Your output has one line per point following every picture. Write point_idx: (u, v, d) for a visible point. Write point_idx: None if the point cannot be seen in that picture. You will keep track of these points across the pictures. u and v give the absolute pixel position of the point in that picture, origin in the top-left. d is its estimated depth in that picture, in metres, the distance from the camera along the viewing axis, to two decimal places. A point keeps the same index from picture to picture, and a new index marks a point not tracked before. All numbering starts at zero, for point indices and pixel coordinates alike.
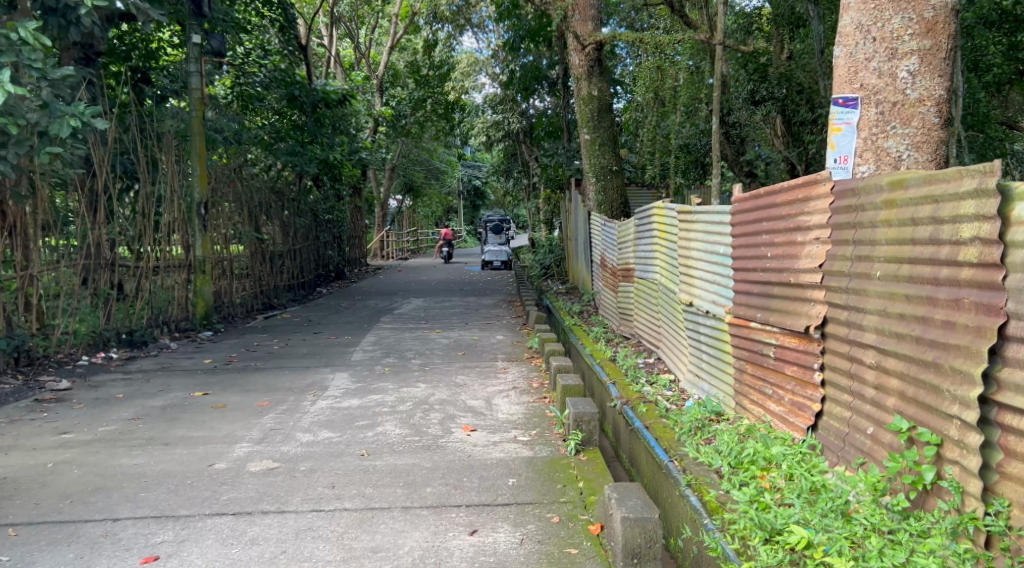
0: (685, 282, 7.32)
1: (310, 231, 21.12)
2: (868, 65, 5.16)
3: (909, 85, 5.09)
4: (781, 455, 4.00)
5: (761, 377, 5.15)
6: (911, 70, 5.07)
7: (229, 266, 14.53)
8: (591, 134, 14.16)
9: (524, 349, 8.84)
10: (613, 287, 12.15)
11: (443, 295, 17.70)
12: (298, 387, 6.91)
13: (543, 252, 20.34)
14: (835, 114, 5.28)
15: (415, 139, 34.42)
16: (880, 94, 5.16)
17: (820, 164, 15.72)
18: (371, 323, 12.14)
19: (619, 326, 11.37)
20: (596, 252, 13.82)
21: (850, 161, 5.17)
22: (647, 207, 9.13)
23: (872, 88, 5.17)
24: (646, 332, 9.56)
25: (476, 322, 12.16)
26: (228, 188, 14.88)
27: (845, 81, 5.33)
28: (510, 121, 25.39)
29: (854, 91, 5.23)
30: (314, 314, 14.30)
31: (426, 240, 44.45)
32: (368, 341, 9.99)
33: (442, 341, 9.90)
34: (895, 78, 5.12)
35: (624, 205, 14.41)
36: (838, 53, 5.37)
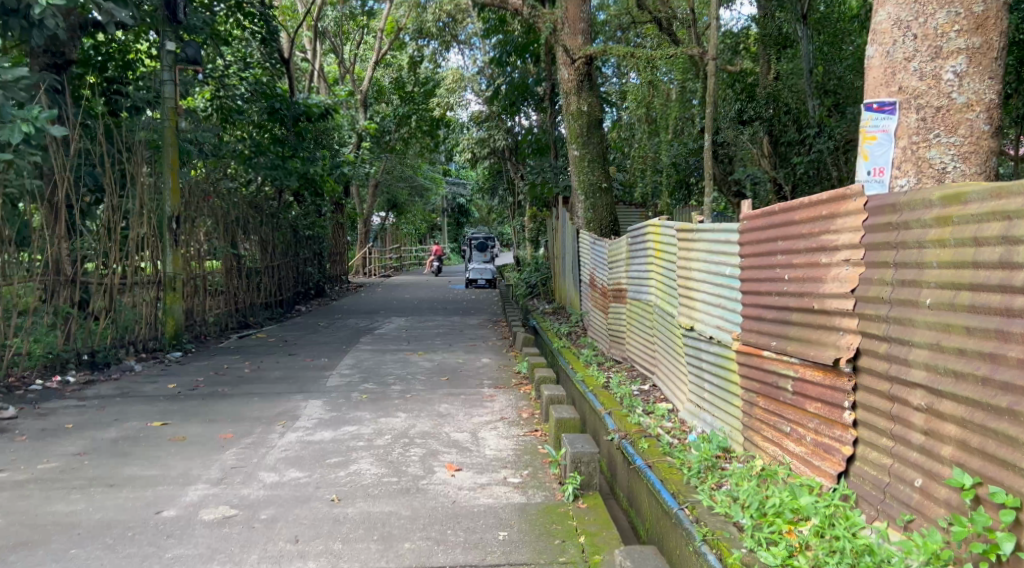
0: (684, 305, 6.84)
1: (290, 247, 20.55)
2: (908, 65, 4.87)
3: (955, 88, 4.78)
4: (811, 507, 3.52)
5: (775, 412, 4.68)
6: (958, 72, 4.76)
7: (202, 283, 13.93)
8: (581, 150, 13.71)
9: (511, 374, 8.32)
10: (603, 308, 11.67)
11: (426, 314, 17.16)
12: (266, 417, 6.36)
13: (529, 271, 19.87)
14: (869, 121, 5.03)
15: (399, 155, 33.96)
16: (921, 98, 4.85)
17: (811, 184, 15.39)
18: (350, 345, 11.59)
19: (610, 349, 10.88)
20: (585, 271, 13.36)
21: (886, 173, 4.90)
22: (642, 224, 8.67)
23: (912, 92, 4.88)
24: (640, 357, 9.07)
25: (460, 344, 11.62)
26: (204, 203, 14.33)
27: (882, 84, 5.03)
28: (496, 138, 25.08)
29: (891, 95, 4.95)
30: (291, 334, 13.71)
31: (409, 257, 43.89)
32: (346, 365, 9.44)
33: (424, 364, 9.37)
34: (940, 80, 4.81)
35: (613, 223, 13.94)
36: (873, 52, 5.10)
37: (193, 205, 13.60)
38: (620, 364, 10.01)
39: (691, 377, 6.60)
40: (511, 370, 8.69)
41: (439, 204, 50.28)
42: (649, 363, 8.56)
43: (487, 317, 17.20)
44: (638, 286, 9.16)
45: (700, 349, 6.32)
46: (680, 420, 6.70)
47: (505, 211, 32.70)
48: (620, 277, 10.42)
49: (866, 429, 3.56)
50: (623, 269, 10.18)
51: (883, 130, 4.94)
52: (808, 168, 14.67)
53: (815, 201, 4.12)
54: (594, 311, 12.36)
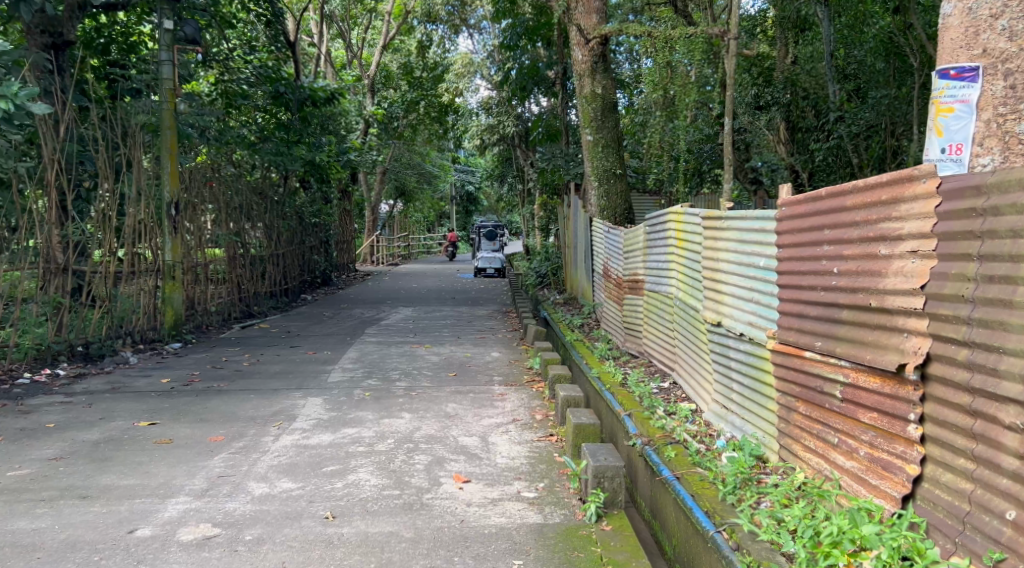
0: (709, 298, 6.40)
1: (295, 235, 20.11)
2: (996, 24, 4.53)
3: None
4: (877, 537, 3.17)
5: (819, 419, 4.26)
6: None
7: (203, 271, 13.52)
8: (594, 134, 13.20)
9: (521, 370, 7.87)
10: (618, 299, 11.18)
11: (433, 304, 16.71)
12: (261, 416, 5.93)
13: (539, 260, 19.39)
14: (944, 90, 4.55)
15: (407, 142, 33.44)
16: (1011, 62, 4.49)
17: (830, 172, 14.86)
18: (355, 337, 11.15)
19: (625, 342, 10.43)
20: (598, 261, 12.88)
21: (963, 150, 4.40)
22: (661, 211, 8.21)
23: (1001, 54, 4.52)
24: (658, 352, 8.62)
25: (470, 336, 11.17)
26: (206, 188, 13.89)
27: (962, 46, 4.70)
28: (506, 124, 24.56)
29: (974, 61, 4.55)
30: (294, 324, 13.28)
31: (417, 246, 43.41)
32: (349, 358, 9.00)
33: (431, 358, 8.92)
34: None
35: (627, 210, 13.45)
36: (950, 12, 4.79)
37: (195, 191, 13.15)
38: (636, 358, 9.55)
39: (718, 376, 6.17)
40: (522, 365, 8.24)
41: (448, 192, 49.76)
42: (668, 359, 8.12)
43: (497, 307, 16.73)
44: (656, 277, 8.69)
45: (729, 345, 5.88)
46: (705, 421, 6.27)
47: (514, 199, 32.19)
48: (636, 267, 9.95)
49: (935, 447, 3.23)
50: (640, 258, 9.72)
51: (962, 100, 4.46)
52: (828, 154, 14.17)
53: (870, 184, 3.72)
54: (607, 302, 11.89)
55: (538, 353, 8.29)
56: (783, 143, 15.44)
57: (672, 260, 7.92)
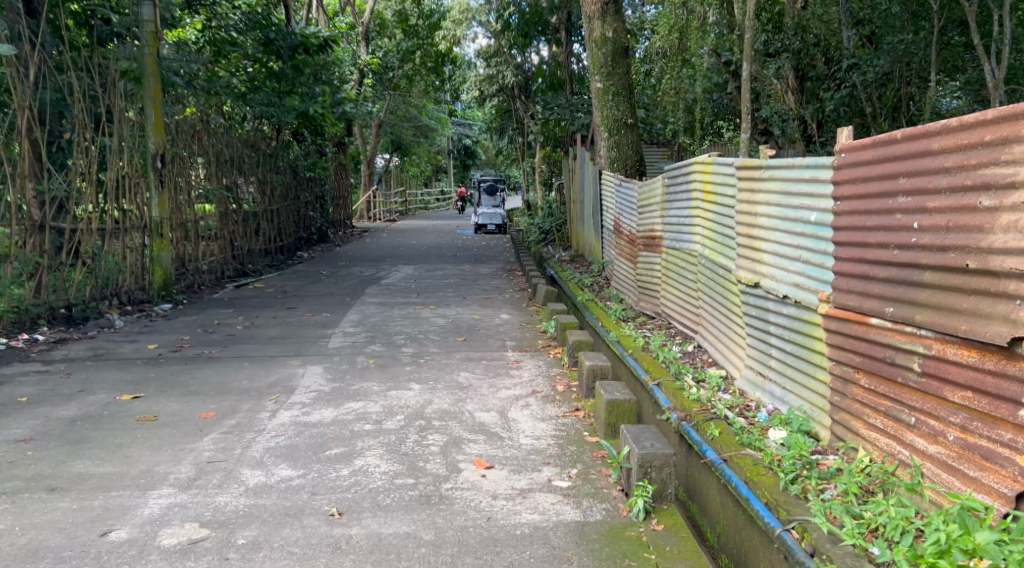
0: (744, 257, 5.86)
1: (289, 190, 19.49)
2: None
3: None
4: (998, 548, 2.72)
5: (886, 397, 3.77)
6: None
7: (195, 229, 12.99)
8: (604, 81, 12.61)
9: (537, 334, 7.37)
10: (631, 257, 10.65)
11: (435, 262, 16.17)
12: (256, 388, 5.41)
13: (542, 216, 18.82)
14: None
15: (404, 94, 32.58)
16: None
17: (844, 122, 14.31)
18: (355, 297, 10.61)
19: (640, 301, 9.92)
20: (608, 216, 12.36)
21: None
22: (686, 162, 7.63)
23: None
24: (678, 313, 8.10)
25: (476, 296, 10.65)
26: (196, 140, 13.34)
27: None
28: (505, 74, 23.88)
29: None
30: (290, 283, 12.74)
31: (415, 201, 42.70)
32: (351, 321, 8.47)
33: (438, 321, 8.39)
34: None
35: (639, 162, 12.89)
36: None
37: (184, 144, 12.64)
38: (653, 318, 9.04)
39: (754, 341, 5.67)
40: (536, 327, 7.73)
41: (446, 145, 48.90)
42: (691, 321, 7.59)
43: (500, 264, 16.20)
44: (677, 233, 8.13)
45: (769, 308, 5.36)
46: (739, 390, 5.77)
47: (514, 152, 31.48)
48: (653, 223, 9.38)
49: None
50: (657, 213, 9.16)
51: None
52: (840, 103, 13.64)
53: (967, 123, 3.27)
54: (619, 259, 11.35)
55: (552, 317, 7.76)
56: (793, 92, 14.72)
57: (697, 215, 7.35)
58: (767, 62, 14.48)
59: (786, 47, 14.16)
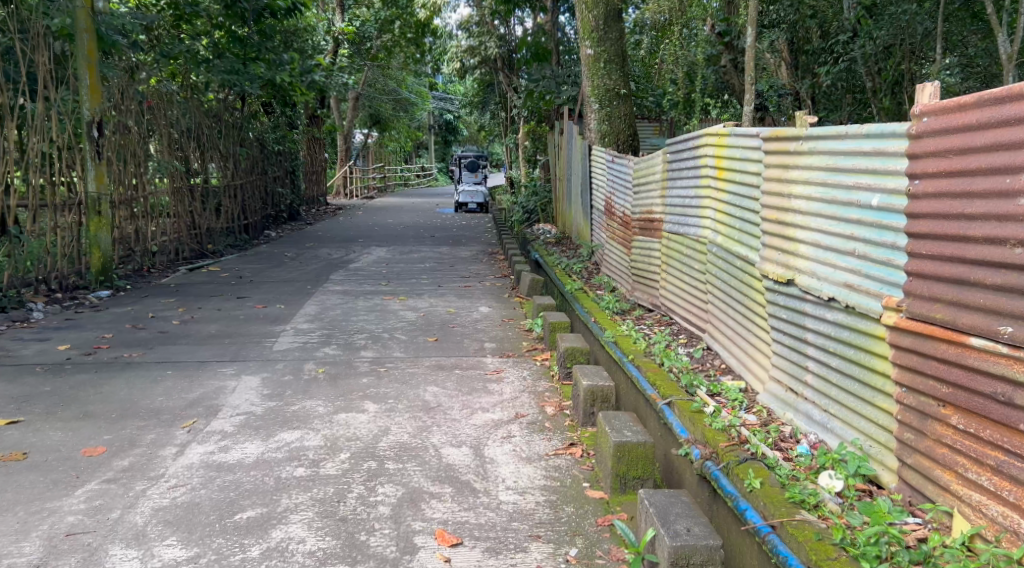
0: (771, 247, 4.84)
1: (255, 165, 18.31)
2: None
3: None
4: None
5: (996, 446, 2.88)
6: None
7: (145, 205, 11.97)
8: (595, 48, 11.59)
9: (522, 332, 6.39)
10: (625, 241, 9.65)
11: (410, 243, 15.08)
12: (169, 408, 4.36)
13: (525, 194, 17.73)
14: None
15: (382, 65, 31.19)
16: None
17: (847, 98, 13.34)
18: (317, 284, 9.53)
19: (636, 290, 8.88)
20: (598, 195, 11.36)
21: None
22: (695, 134, 6.59)
23: None
24: (682, 307, 7.07)
25: (452, 284, 9.59)
26: (147, 107, 12.24)
27: None
28: (487, 45, 22.71)
29: None
30: (248, 267, 11.62)
31: (394, 178, 41.35)
32: (307, 314, 7.40)
33: (407, 315, 7.34)
34: None
35: (632, 137, 11.82)
36: None
37: (134, 113, 11.56)
38: (651, 313, 8.02)
39: (783, 351, 4.67)
40: (520, 324, 6.72)
41: (426, 120, 47.47)
42: (699, 317, 6.56)
43: (480, 247, 15.12)
44: (682, 216, 7.10)
45: (806, 310, 4.36)
46: (764, 408, 4.75)
47: (496, 128, 30.24)
48: (652, 204, 8.34)
49: None
50: (657, 193, 8.12)
51: None
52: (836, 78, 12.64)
53: None
54: (613, 244, 10.30)
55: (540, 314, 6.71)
56: (787, 65, 14.26)
57: (707, 196, 6.32)
58: (763, 34, 13.62)
59: (782, 18, 13.14)
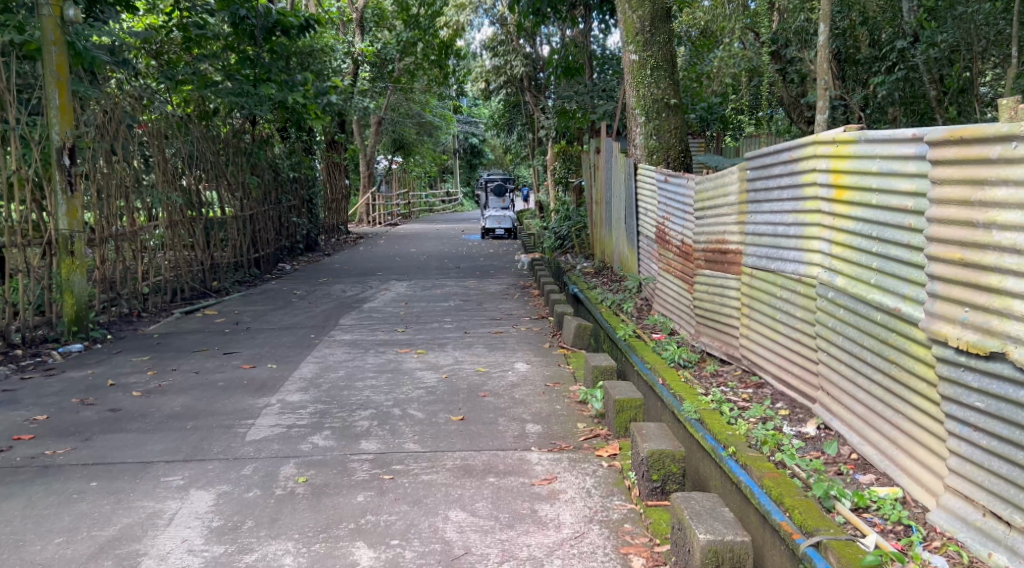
0: (947, 297, 3.43)
1: (268, 192, 17.08)
2: None
3: None
4: None
5: None
6: None
7: (137, 241, 10.71)
8: (640, 53, 10.18)
9: (575, 407, 4.90)
10: (685, 276, 8.20)
11: (434, 276, 13.68)
12: (63, 562, 3.12)
13: (558, 220, 16.34)
14: None
15: (404, 88, 30.08)
16: None
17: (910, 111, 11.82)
18: (323, 332, 8.15)
19: (703, 335, 7.38)
20: (648, 220, 9.89)
21: None
22: (797, 143, 5.12)
23: None
24: (773, 362, 5.61)
25: (480, 329, 8.13)
26: (139, 130, 11.02)
27: None
28: (513, 64, 21.46)
29: None
30: (248, 309, 10.25)
31: (419, 204, 40.15)
32: (302, 378, 5.97)
33: (425, 379, 5.89)
34: None
35: (684, 152, 10.38)
36: None
37: (122, 138, 10.32)
38: (727, 366, 6.53)
39: (971, 452, 3.30)
40: (570, 392, 5.27)
41: (451, 144, 46.30)
42: (807, 381, 5.07)
43: (510, 278, 13.68)
44: (773, 247, 5.63)
45: None
46: (947, 536, 3.33)
47: (523, 150, 28.96)
48: (724, 232, 6.86)
49: None
50: (731, 218, 6.63)
51: None
52: (892, 89, 11.26)
53: None
54: (669, 276, 8.81)
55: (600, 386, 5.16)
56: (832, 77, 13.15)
57: (818, 220, 4.88)
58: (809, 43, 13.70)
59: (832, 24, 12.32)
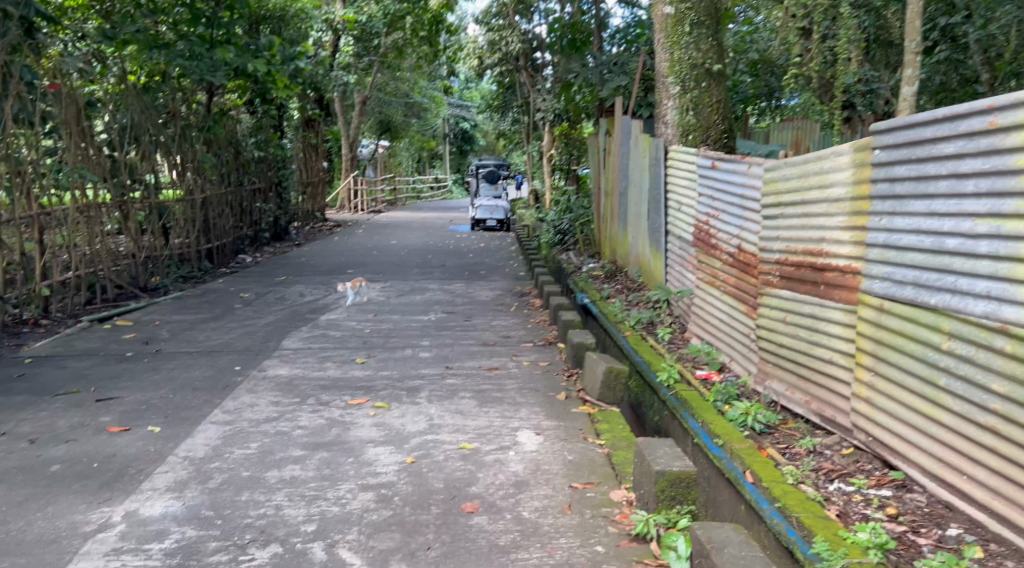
0: None
1: (227, 173, 14.84)
2: None
3: None
4: None
5: None
6: None
7: (34, 229, 8.70)
8: (676, 5, 8.13)
9: (634, 556, 3.10)
10: (743, 295, 6.10)
11: (413, 277, 11.57)
12: None
13: (558, 211, 14.27)
14: None
15: (392, 66, 27.69)
16: None
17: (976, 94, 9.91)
18: (254, 362, 6.01)
19: (772, 380, 5.29)
20: (683, 218, 7.78)
21: None
22: (1012, 99, 3.20)
23: None
24: (925, 447, 3.63)
25: (468, 363, 5.99)
26: (44, 93, 8.78)
27: None
28: (510, 41, 19.27)
29: None
30: (174, 320, 8.09)
31: (405, 190, 37.79)
32: (186, 457, 3.89)
33: (380, 463, 3.83)
34: None
35: (729, 132, 8.30)
36: None
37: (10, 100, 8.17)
38: (829, 440, 4.44)
39: None
40: (614, 512, 3.42)
41: (441, 128, 43.98)
42: (1019, 498, 3.11)
43: (504, 281, 11.53)
44: (929, 267, 3.65)
45: None
46: None
47: (517, 134, 26.66)
48: (818, 238, 4.77)
49: None
50: (836, 219, 4.56)
51: None
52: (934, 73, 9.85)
53: None
54: (714, 292, 6.73)
55: (669, 506, 3.29)
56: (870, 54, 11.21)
57: None
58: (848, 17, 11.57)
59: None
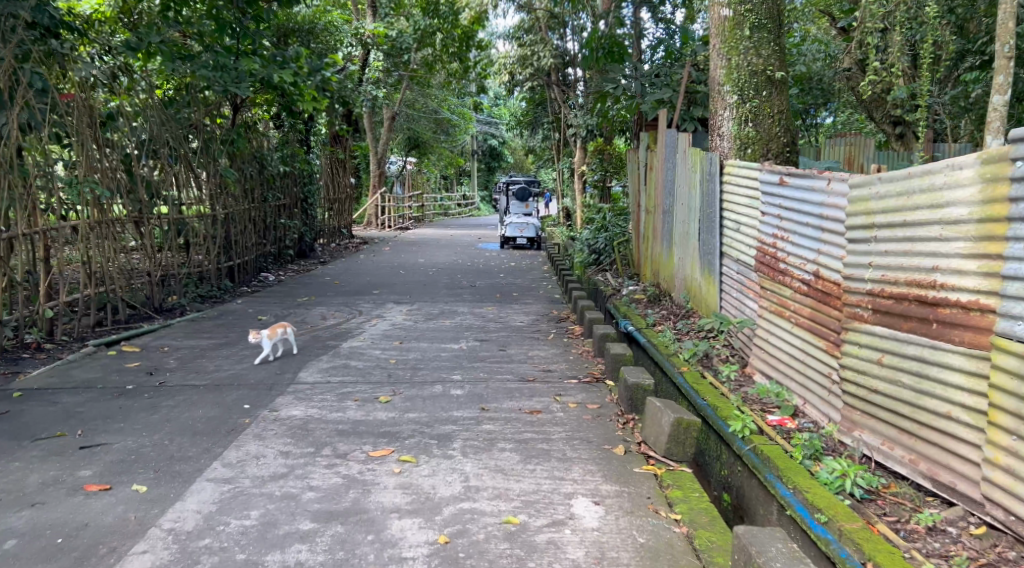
0: None
1: (251, 187, 14.27)
2: None
3: None
4: None
5: None
6: None
7: (39, 246, 8.11)
8: (735, 6, 7.42)
9: None
10: (822, 327, 5.30)
11: (441, 299, 10.89)
12: None
13: (593, 229, 13.52)
14: None
15: (421, 82, 27.14)
16: None
17: None
18: (266, 399, 5.34)
19: (860, 431, 4.38)
20: (742, 239, 7.03)
21: None
22: None
23: None
24: None
25: (506, 402, 5.29)
26: (55, 102, 8.24)
27: None
28: (542, 55, 18.60)
29: None
30: (185, 346, 7.46)
31: (432, 206, 37.22)
32: (171, 531, 3.41)
33: (407, 544, 3.34)
34: None
35: (792, 145, 7.54)
36: None
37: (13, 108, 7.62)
38: (952, 513, 3.70)
39: None
40: None
41: (469, 145, 43.39)
42: None
43: (538, 304, 10.82)
44: None
45: None
46: None
47: (546, 150, 25.91)
48: (928, 266, 3.97)
49: None
50: (952, 244, 3.82)
51: None
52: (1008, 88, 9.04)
53: None
54: (782, 322, 5.95)
55: None
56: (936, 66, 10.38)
57: None
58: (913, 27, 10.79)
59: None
